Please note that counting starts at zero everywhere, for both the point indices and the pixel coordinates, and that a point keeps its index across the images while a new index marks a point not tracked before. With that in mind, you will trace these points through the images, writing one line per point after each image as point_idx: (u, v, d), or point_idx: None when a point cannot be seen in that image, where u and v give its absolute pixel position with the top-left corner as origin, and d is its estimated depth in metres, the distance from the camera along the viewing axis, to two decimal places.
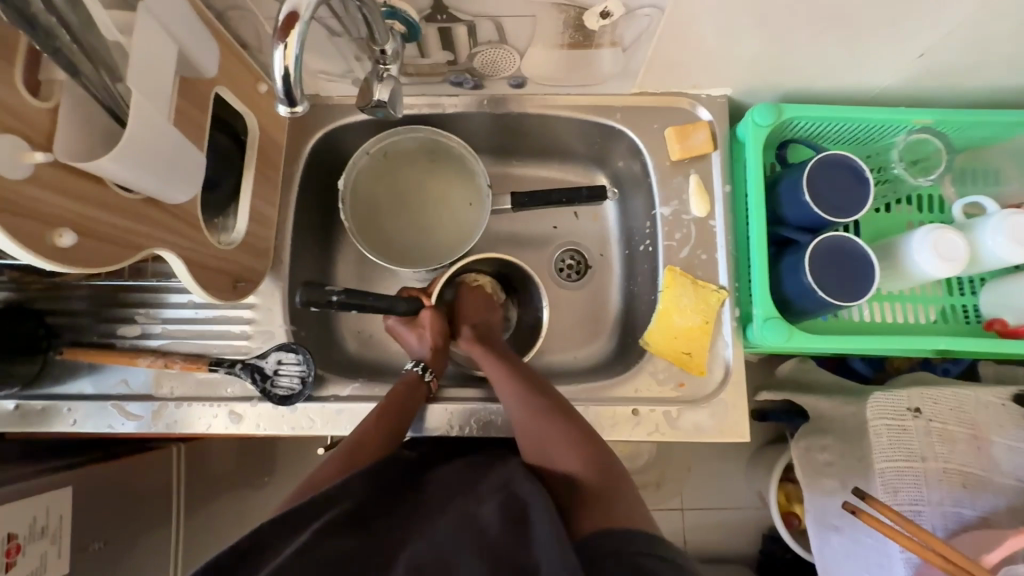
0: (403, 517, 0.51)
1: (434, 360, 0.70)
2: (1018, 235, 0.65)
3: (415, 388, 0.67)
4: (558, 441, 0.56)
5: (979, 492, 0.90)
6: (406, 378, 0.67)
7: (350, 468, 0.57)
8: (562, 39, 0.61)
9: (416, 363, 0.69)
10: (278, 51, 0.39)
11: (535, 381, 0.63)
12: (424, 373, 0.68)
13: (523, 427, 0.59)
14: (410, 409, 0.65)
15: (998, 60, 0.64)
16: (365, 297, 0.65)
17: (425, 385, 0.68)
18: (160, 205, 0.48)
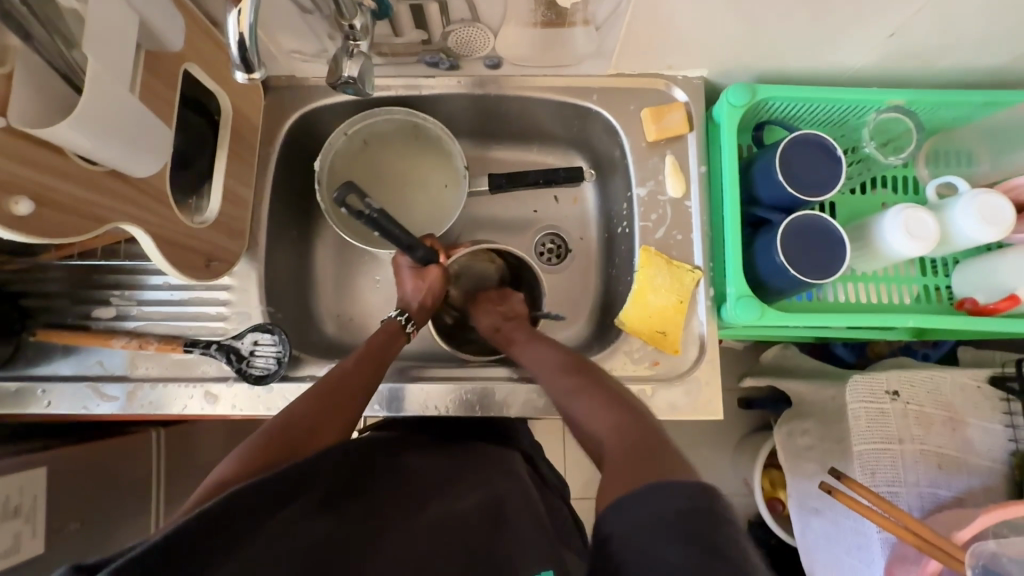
0: (382, 495, 0.50)
1: (417, 310, 0.71)
2: (988, 215, 0.66)
3: (395, 338, 0.68)
4: (596, 412, 0.54)
5: (954, 472, 0.92)
6: (387, 326, 0.68)
7: (327, 408, 0.56)
8: (534, 17, 0.61)
9: (400, 312, 0.70)
10: (232, 17, 0.39)
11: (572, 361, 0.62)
12: (405, 324, 0.69)
13: (567, 402, 0.58)
14: (390, 355, 0.65)
15: (968, 39, 0.64)
16: (388, 227, 0.66)
17: (405, 334, 0.69)
18: (125, 178, 0.48)
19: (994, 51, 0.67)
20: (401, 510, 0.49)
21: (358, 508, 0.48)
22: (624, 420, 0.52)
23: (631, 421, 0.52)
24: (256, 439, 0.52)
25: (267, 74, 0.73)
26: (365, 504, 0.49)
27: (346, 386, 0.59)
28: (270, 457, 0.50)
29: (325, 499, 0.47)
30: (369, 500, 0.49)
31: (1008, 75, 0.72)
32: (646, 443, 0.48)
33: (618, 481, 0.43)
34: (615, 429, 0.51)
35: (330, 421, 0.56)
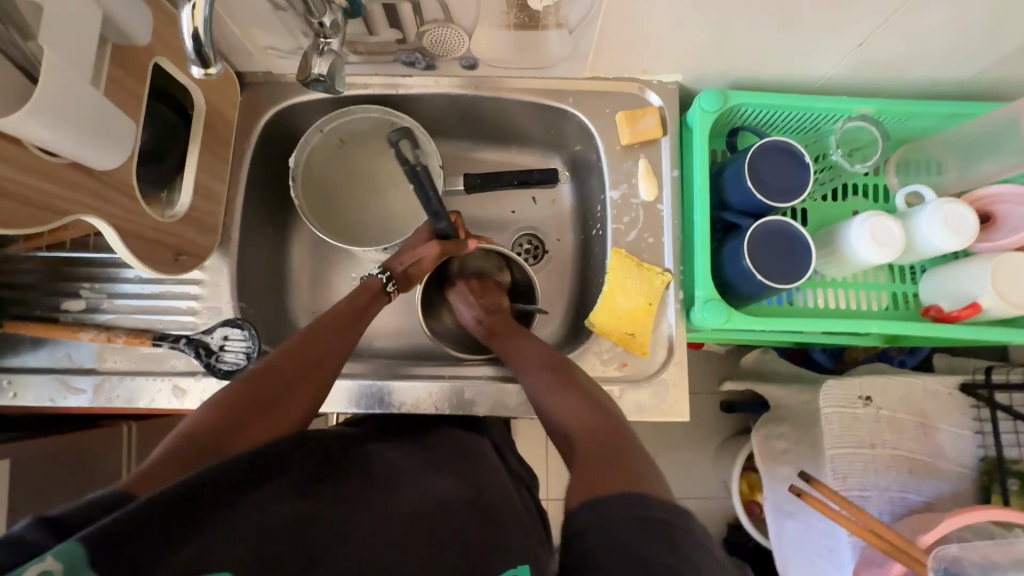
0: (355, 479, 0.47)
1: (401, 271, 0.71)
2: (952, 224, 0.67)
3: (376, 299, 0.68)
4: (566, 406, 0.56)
5: (924, 477, 0.94)
6: (368, 284, 0.68)
7: (311, 368, 0.57)
8: (507, 19, 0.61)
9: (382, 270, 0.70)
10: (186, 11, 0.39)
11: (550, 356, 0.63)
12: (387, 284, 0.69)
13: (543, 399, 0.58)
14: (371, 313, 0.66)
15: (934, 51, 0.66)
16: (427, 186, 0.63)
17: (384, 294, 0.69)
18: (89, 171, 0.48)
19: (960, 63, 0.68)
20: (376, 493, 0.46)
21: (333, 492, 0.45)
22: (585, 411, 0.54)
23: (601, 420, 0.53)
24: (229, 391, 0.52)
25: (244, 69, 0.73)
26: (339, 489, 0.46)
27: (319, 340, 0.59)
28: (248, 399, 0.52)
29: (299, 486, 0.45)
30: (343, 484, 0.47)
31: (976, 88, 0.73)
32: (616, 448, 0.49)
33: (579, 483, 0.45)
34: (576, 417, 0.54)
35: (312, 377, 0.57)
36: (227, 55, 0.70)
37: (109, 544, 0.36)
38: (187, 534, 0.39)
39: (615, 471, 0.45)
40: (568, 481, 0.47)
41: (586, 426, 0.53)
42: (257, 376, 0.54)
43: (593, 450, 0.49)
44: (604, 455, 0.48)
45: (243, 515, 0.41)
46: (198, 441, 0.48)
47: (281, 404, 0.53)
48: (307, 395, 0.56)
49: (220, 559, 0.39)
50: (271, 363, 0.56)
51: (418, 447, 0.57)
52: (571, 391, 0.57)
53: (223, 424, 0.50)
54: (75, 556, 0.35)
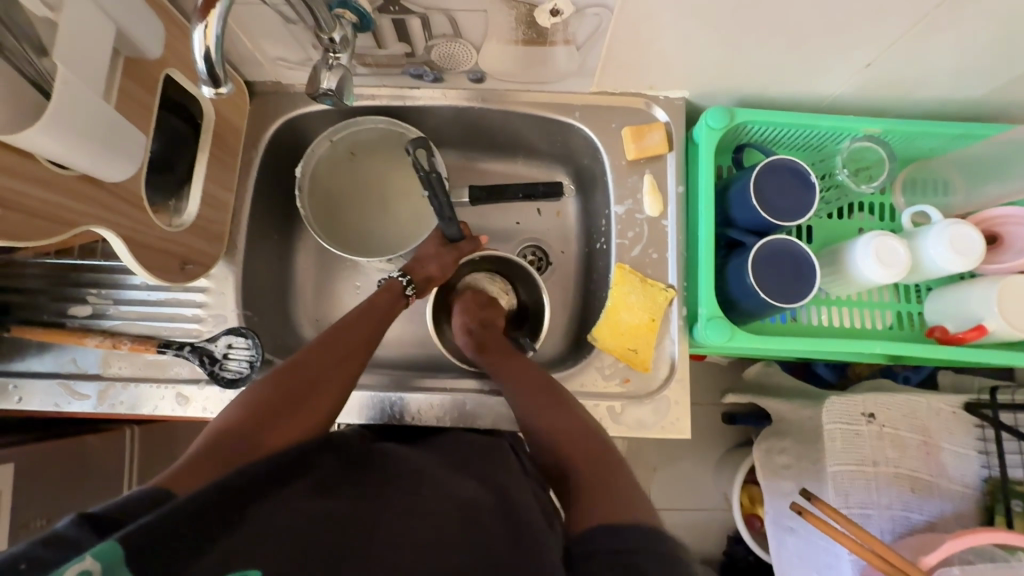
0: (370, 485, 0.47)
1: (420, 274, 0.71)
2: (958, 245, 0.67)
3: (395, 299, 0.68)
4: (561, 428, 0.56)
5: (926, 496, 0.93)
6: (391, 287, 0.68)
7: (334, 365, 0.58)
8: (515, 35, 0.62)
9: (403, 273, 0.70)
10: (198, 31, 0.39)
11: (543, 376, 0.63)
12: (407, 287, 0.69)
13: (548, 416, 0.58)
14: (392, 315, 0.66)
15: (942, 72, 0.65)
16: (440, 192, 0.66)
17: (405, 297, 0.69)
18: (98, 183, 0.48)
19: (968, 85, 0.68)
20: (394, 493, 0.47)
21: (350, 493, 0.46)
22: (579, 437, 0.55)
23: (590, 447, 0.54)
24: (261, 387, 0.54)
25: (253, 79, 0.74)
26: (356, 490, 0.46)
27: (347, 337, 0.60)
28: (275, 397, 0.53)
29: (319, 487, 0.46)
30: (363, 485, 0.47)
31: (983, 108, 0.73)
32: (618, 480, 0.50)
33: (595, 509, 0.46)
34: (566, 439, 0.55)
35: (336, 373, 0.57)
36: (236, 64, 0.70)
37: (145, 546, 0.36)
38: (218, 533, 0.39)
39: (612, 499, 0.47)
40: (599, 502, 0.47)
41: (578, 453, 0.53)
42: (285, 374, 0.55)
43: (582, 481, 0.51)
44: (599, 486, 0.49)
45: (266, 515, 0.41)
46: (227, 438, 0.49)
47: (310, 400, 0.54)
48: (333, 392, 0.56)
49: (251, 556, 0.38)
50: (297, 360, 0.57)
51: (441, 455, 0.57)
52: (570, 414, 0.57)
53: (253, 420, 0.51)
54: (114, 556, 0.35)
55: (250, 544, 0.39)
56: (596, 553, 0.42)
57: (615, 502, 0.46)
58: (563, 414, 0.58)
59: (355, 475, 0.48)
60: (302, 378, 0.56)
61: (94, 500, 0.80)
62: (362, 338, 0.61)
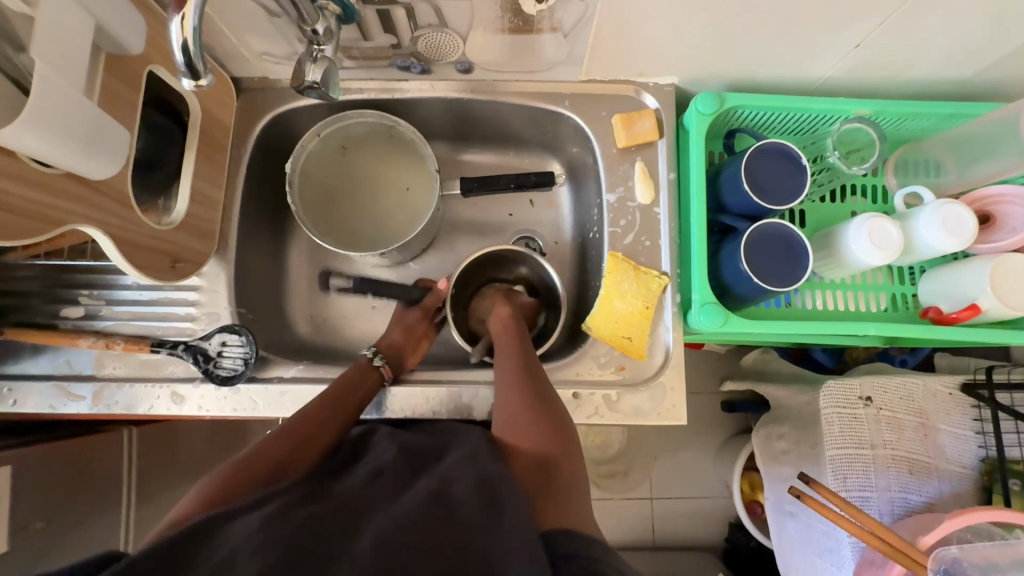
0: (356, 491, 0.47)
1: (388, 351, 0.70)
2: (951, 225, 0.67)
3: (365, 375, 0.66)
4: (529, 415, 0.56)
5: (925, 477, 0.94)
6: (358, 364, 0.66)
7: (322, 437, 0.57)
8: (501, 24, 0.61)
9: (371, 351, 0.69)
10: (175, 22, 0.38)
11: (522, 365, 0.63)
12: (374, 360, 0.68)
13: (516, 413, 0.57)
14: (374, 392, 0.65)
15: (932, 51, 0.65)
16: None
17: (376, 369, 0.67)
18: (83, 181, 0.48)
19: (958, 64, 0.68)
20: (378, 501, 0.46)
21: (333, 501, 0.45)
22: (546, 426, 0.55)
23: (556, 442, 0.53)
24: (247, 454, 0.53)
25: (240, 75, 0.73)
26: (341, 498, 0.46)
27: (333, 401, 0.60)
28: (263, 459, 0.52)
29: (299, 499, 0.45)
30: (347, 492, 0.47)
31: (974, 87, 0.73)
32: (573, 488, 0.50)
33: (547, 504, 0.47)
34: (526, 437, 0.54)
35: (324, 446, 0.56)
36: (222, 60, 0.70)
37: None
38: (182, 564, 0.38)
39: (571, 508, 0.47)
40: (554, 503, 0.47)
41: (535, 440, 0.53)
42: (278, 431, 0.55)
43: (530, 469, 0.51)
44: (558, 481, 0.50)
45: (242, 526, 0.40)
46: (219, 489, 0.48)
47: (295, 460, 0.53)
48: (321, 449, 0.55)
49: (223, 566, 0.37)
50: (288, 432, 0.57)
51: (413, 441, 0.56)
52: (541, 403, 0.57)
53: (249, 479, 0.50)
54: None
55: (230, 559, 0.38)
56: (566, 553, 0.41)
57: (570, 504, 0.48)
58: (528, 414, 0.56)
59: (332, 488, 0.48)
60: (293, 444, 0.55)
61: (94, 501, 0.80)
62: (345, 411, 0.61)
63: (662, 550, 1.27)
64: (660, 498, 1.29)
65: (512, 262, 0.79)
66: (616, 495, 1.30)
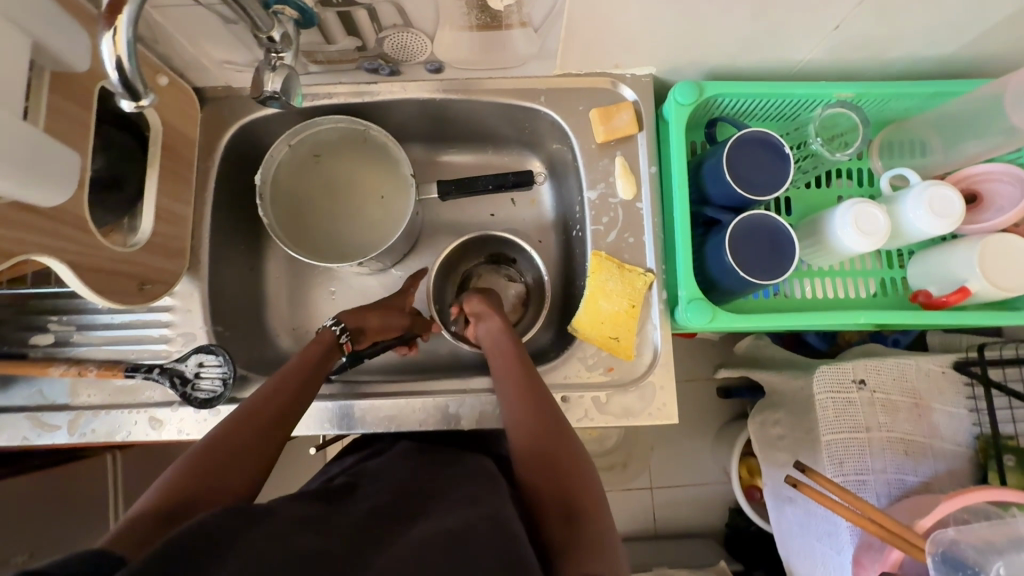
0: (359, 515, 0.43)
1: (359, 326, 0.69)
2: (937, 208, 0.66)
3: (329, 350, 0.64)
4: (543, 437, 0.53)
5: (920, 458, 0.93)
6: (321, 338, 0.65)
7: (267, 423, 0.53)
8: (469, 21, 0.59)
9: (335, 322, 0.67)
10: (107, 40, 0.36)
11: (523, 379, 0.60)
12: (339, 334, 0.66)
13: (524, 432, 0.54)
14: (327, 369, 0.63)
15: (913, 30, 0.63)
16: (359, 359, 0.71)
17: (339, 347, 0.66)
18: (34, 209, 0.46)
19: (940, 40, 0.66)
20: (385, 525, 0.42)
21: (338, 527, 0.41)
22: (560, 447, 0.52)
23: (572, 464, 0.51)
24: (191, 458, 0.47)
25: (201, 84, 0.70)
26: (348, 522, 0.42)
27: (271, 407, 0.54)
28: (202, 462, 0.47)
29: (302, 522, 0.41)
30: (350, 520, 0.42)
31: (957, 64, 0.71)
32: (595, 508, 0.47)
33: (571, 548, 0.42)
34: (537, 462, 0.51)
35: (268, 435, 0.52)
36: (181, 71, 0.67)
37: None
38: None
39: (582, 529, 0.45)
40: (570, 542, 0.43)
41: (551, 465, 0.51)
42: (206, 450, 0.48)
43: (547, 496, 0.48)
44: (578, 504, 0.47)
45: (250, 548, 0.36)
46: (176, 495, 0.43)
47: (242, 455, 0.49)
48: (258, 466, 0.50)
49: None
50: (227, 426, 0.51)
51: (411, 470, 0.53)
52: (551, 420, 0.55)
53: (206, 480, 0.46)
54: None
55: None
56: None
57: (591, 537, 0.44)
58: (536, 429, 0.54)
59: (335, 512, 0.44)
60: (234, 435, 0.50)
61: (83, 529, 0.78)
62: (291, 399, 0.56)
63: (662, 539, 1.27)
64: (659, 488, 1.29)
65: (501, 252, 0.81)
66: (615, 487, 1.30)
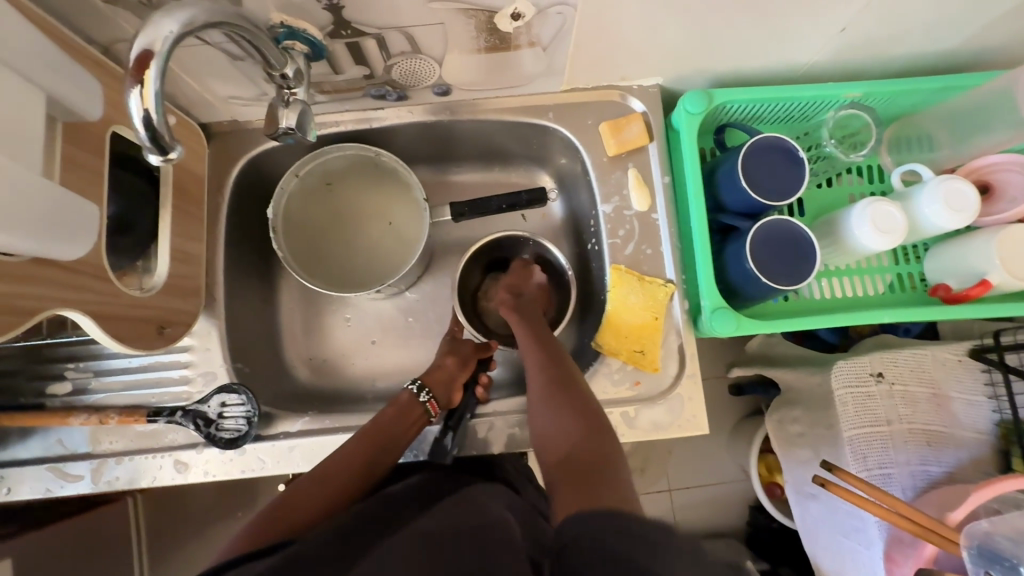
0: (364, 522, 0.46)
1: (436, 383, 0.67)
2: (953, 202, 0.66)
3: (409, 409, 0.63)
4: (556, 414, 0.55)
5: (943, 448, 0.93)
6: (398, 399, 0.63)
7: (345, 476, 0.54)
8: (477, 44, 0.59)
9: (412, 381, 0.66)
10: (135, 94, 0.37)
11: (544, 357, 0.61)
12: (419, 393, 0.64)
13: (541, 409, 0.56)
14: (403, 429, 0.61)
15: (919, 27, 0.63)
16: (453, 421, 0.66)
17: (421, 406, 0.64)
18: (55, 264, 0.45)
19: (945, 35, 0.66)
20: (370, 535, 0.44)
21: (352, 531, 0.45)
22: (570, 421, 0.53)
23: (583, 437, 0.51)
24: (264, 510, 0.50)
25: (207, 120, 0.70)
26: (340, 530, 0.45)
27: (366, 452, 0.57)
28: (274, 514, 0.49)
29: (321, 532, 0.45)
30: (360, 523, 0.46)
31: (962, 58, 0.72)
32: (609, 467, 0.47)
33: (570, 500, 0.43)
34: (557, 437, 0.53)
35: (341, 486, 0.54)
36: (187, 109, 0.66)
37: None
38: None
39: (595, 492, 0.43)
40: (573, 493, 0.44)
41: (562, 444, 0.52)
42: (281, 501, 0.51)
43: (556, 473, 0.49)
44: (589, 470, 0.47)
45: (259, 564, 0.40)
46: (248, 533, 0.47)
47: (306, 498, 0.51)
48: (332, 504, 0.52)
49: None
50: (309, 475, 0.54)
51: (420, 487, 0.55)
52: (564, 403, 0.55)
53: (274, 523, 0.48)
54: None
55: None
56: (575, 540, 0.38)
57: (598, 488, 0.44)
58: (553, 403, 0.56)
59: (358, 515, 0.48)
60: (309, 486, 0.53)
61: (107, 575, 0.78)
62: (364, 447, 0.57)
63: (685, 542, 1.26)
64: (679, 491, 1.29)
65: (521, 249, 0.79)
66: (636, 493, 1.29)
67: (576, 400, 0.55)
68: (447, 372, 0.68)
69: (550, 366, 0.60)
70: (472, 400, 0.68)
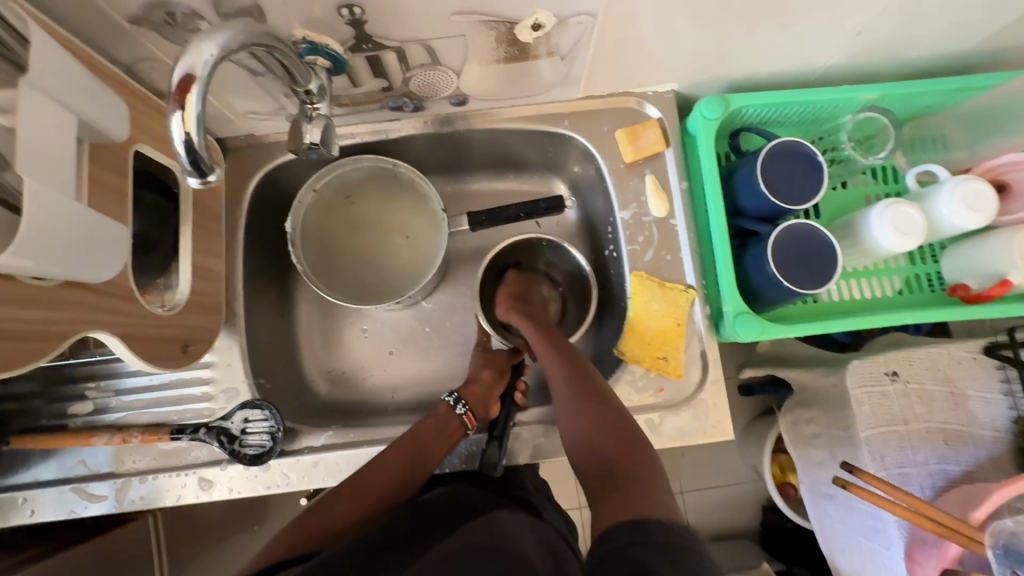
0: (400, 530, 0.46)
1: (473, 396, 0.66)
2: (971, 202, 0.66)
3: (445, 422, 0.63)
4: (585, 423, 0.56)
5: (961, 446, 0.92)
6: (436, 412, 0.63)
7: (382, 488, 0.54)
8: (496, 55, 0.59)
9: (449, 394, 0.65)
10: (176, 119, 0.37)
11: (565, 366, 0.62)
12: (456, 405, 0.64)
13: (571, 415, 0.57)
14: (438, 442, 0.61)
15: (935, 29, 0.64)
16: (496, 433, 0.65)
17: (458, 419, 0.63)
18: (84, 286, 0.45)
19: (959, 37, 0.66)
20: (404, 542, 0.44)
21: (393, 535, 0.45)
22: (598, 428, 0.54)
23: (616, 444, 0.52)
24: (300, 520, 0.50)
25: (224, 135, 0.70)
26: (380, 534, 0.45)
27: (401, 465, 0.57)
28: (312, 522, 0.49)
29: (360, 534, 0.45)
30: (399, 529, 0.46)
31: (975, 58, 0.72)
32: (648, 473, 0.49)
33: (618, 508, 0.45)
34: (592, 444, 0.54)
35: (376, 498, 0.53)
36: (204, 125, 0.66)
37: None
38: None
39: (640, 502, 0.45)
40: (622, 500, 0.46)
41: (592, 454, 0.54)
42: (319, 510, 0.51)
43: (591, 484, 0.51)
44: (622, 482, 0.48)
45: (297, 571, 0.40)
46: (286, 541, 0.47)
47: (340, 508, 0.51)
48: (364, 513, 0.52)
49: None
50: (345, 487, 0.54)
51: (449, 494, 0.54)
52: (594, 410, 0.56)
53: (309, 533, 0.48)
54: None
55: None
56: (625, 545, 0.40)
57: (640, 498, 0.46)
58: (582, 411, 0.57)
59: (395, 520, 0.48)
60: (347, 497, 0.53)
61: None
62: (400, 460, 0.57)
63: None
64: (692, 493, 1.28)
65: (537, 253, 0.79)
66: None
67: (602, 404, 0.57)
68: (483, 385, 0.68)
69: (574, 372, 0.61)
70: (510, 408, 0.67)
